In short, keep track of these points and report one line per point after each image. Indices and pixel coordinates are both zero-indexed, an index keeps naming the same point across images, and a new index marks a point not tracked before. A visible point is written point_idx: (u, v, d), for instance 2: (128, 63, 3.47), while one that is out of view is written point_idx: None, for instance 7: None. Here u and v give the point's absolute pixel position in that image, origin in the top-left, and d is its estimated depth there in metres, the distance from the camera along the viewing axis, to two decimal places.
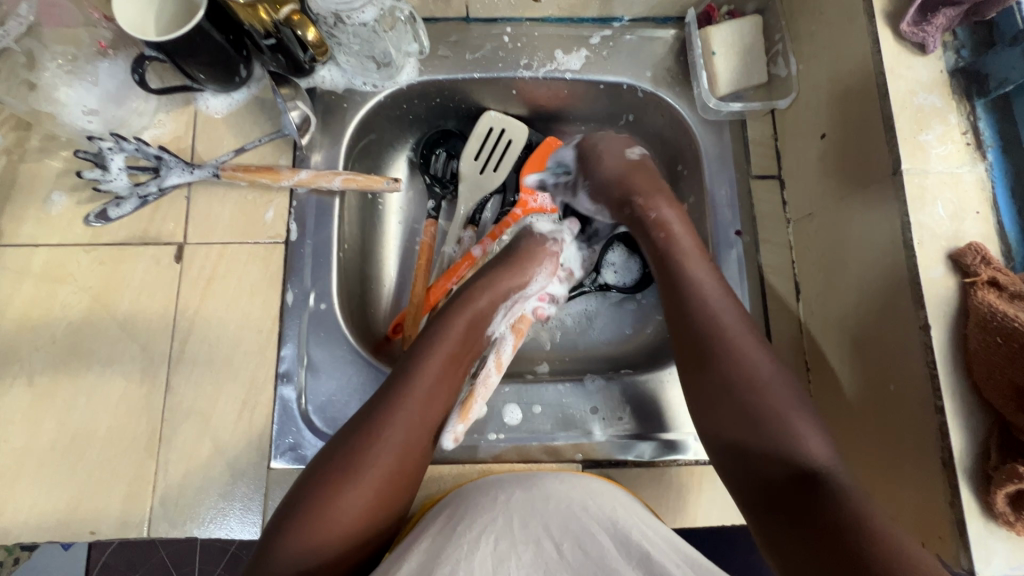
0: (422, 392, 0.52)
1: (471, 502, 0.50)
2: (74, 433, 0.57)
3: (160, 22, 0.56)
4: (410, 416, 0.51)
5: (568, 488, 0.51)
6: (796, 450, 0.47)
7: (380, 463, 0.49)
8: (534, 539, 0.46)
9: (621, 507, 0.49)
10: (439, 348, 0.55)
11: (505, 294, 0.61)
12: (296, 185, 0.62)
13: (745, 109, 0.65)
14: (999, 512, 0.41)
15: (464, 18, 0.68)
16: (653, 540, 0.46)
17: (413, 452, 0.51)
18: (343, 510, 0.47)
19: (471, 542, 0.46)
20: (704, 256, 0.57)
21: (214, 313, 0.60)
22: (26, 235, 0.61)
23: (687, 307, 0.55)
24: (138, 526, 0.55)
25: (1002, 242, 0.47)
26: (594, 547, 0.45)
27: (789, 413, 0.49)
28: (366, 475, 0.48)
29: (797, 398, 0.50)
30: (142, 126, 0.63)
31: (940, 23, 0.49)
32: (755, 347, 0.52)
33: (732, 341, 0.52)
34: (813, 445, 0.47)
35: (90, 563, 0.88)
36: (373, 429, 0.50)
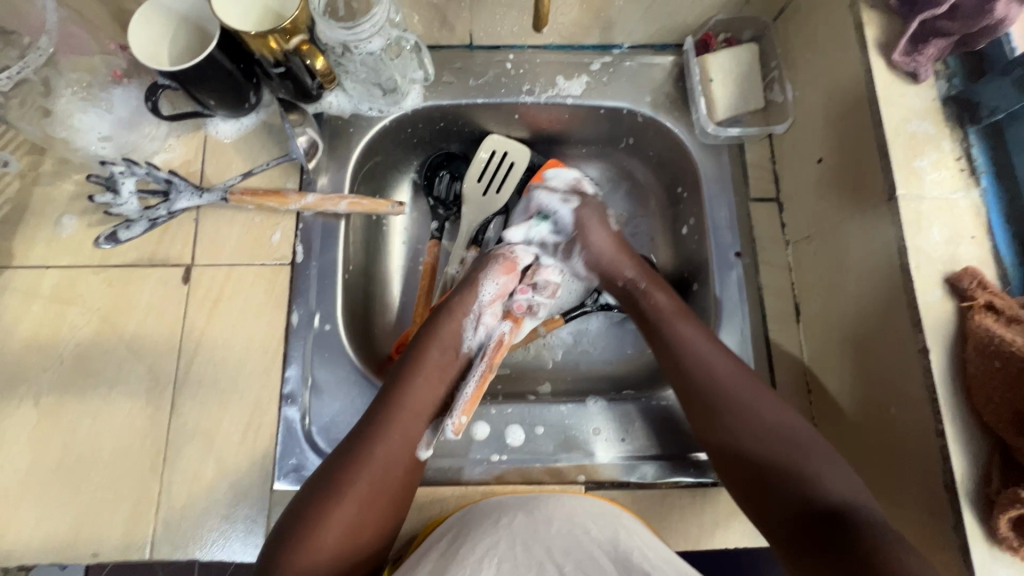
0: (389, 422, 0.53)
1: (475, 523, 0.51)
2: (80, 454, 0.57)
3: (174, 52, 0.58)
4: (387, 443, 0.52)
5: (572, 513, 0.52)
6: (816, 495, 0.48)
7: (359, 489, 0.49)
8: (537, 561, 0.47)
9: (623, 530, 0.50)
10: (417, 373, 0.56)
11: (468, 310, 0.62)
12: (303, 208, 0.63)
13: (743, 134, 0.67)
14: (1003, 537, 0.41)
15: (468, 46, 0.70)
16: (655, 561, 0.46)
17: (393, 478, 0.51)
18: (326, 539, 0.47)
19: (473, 565, 0.47)
20: (690, 316, 0.61)
21: (219, 335, 0.61)
22: (36, 257, 0.62)
23: (678, 358, 0.58)
24: (140, 548, 0.55)
25: (998, 266, 0.47)
26: (595, 568, 0.46)
27: (801, 453, 0.50)
28: (343, 503, 0.48)
29: (813, 440, 0.51)
30: (153, 150, 0.64)
31: (931, 53, 0.51)
32: (762, 395, 0.54)
33: (747, 402, 0.53)
34: (828, 479, 0.48)
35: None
36: (353, 459, 0.51)
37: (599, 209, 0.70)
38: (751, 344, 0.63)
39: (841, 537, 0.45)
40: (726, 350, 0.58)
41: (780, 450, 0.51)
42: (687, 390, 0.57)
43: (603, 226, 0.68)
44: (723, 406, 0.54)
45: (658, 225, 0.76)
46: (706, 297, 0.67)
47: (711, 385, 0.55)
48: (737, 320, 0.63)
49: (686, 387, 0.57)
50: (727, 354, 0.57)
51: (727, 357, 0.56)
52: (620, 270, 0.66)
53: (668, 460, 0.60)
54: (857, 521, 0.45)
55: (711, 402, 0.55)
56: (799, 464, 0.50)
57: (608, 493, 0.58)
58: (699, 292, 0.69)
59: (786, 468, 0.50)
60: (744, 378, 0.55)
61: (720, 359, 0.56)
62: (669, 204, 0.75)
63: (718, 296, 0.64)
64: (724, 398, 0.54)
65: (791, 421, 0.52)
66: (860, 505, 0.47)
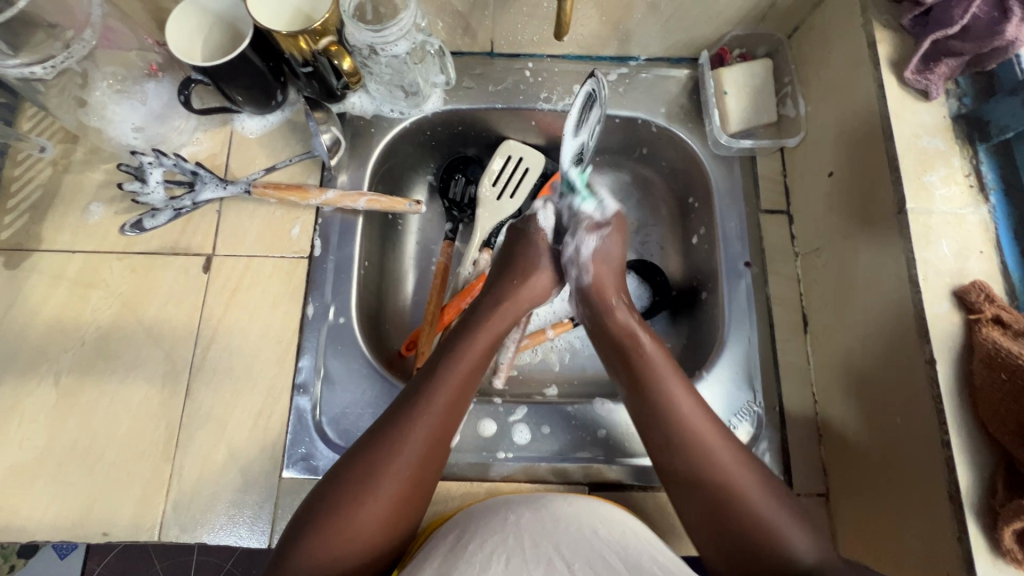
0: (440, 402, 0.53)
1: (480, 522, 0.51)
2: (95, 435, 0.58)
3: (207, 49, 0.60)
4: (428, 424, 0.51)
5: (578, 514, 0.52)
6: (790, 557, 0.46)
7: (400, 470, 0.49)
8: (546, 559, 0.46)
9: (630, 532, 0.50)
10: (467, 351, 0.56)
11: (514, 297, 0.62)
12: (323, 204, 0.65)
13: (756, 146, 0.68)
14: (1007, 549, 0.41)
15: (488, 53, 0.71)
16: (664, 565, 0.46)
17: (430, 461, 0.51)
18: (363, 517, 0.47)
19: (481, 563, 0.46)
20: (677, 370, 0.55)
21: (235, 324, 0.62)
22: (63, 242, 0.63)
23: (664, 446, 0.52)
24: (149, 530, 0.56)
25: (1006, 280, 0.48)
26: (605, 568, 0.45)
27: (771, 524, 0.47)
28: (386, 482, 0.49)
29: (781, 504, 0.48)
30: (181, 143, 0.66)
31: (943, 72, 0.52)
32: (729, 447, 0.51)
33: (716, 463, 0.49)
34: (800, 546, 0.46)
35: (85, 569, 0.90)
36: (393, 439, 0.50)
37: (590, 255, 0.61)
38: (757, 352, 0.63)
39: None
40: (708, 415, 0.53)
41: (748, 528, 0.47)
42: (659, 443, 0.52)
43: (622, 243, 0.64)
44: (690, 458, 0.50)
45: (669, 235, 0.77)
46: (714, 306, 0.68)
47: (684, 444, 0.51)
48: (745, 330, 0.64)
49: (654, 442, 0.52)
50: (709, 424, 0.52)
51: (699, 408, 0.52)
52: (608, 293, 0.60)
53: None
54: None
55: (682, 446, 0.51)
56: (769, 530, 0.47)
57: (613, 494, 0.59)
58: (707, 299, 0.70)
59: (758, 543, 0.47)
60: (718, 440, 0.51)
61: (690, 410, 0.52)
62: (680, 214, 0.76)
63: (726, 305, 0.65)
64: (698, 459, 0.50)
65: (768, 491, 0.49)
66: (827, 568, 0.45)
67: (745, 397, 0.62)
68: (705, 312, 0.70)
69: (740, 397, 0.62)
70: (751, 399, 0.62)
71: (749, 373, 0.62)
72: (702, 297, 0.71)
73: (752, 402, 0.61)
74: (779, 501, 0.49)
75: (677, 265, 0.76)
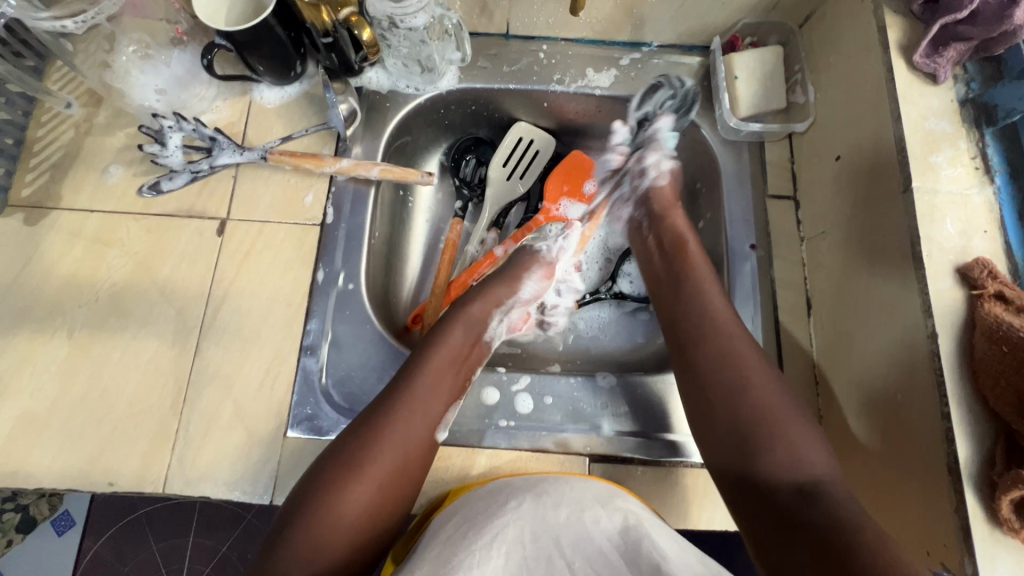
0: (419, 391, 0.55)
1: (480, 505, 0.52)
2: (105, 387, 0.59)
3: (231, 16, 0.61)
4: (410, 411, 0.54)
5: (578, 496, 0.52)
6: (798, 463, 0.48)
7: (384, 456, 0.51)
8: (547, 556, 0.49)
9: (633, 515, 0.50)
10: (444, 348, 0.58)
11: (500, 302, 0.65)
12: (337, 172, 0.66)
13: (764, 131, 0.69)
14: (1004, 519, 0.42)
15: (504, 34, 0.73)
16: (668, 551, 0.47)
17: (411, 450, 0.53)
18: (344, 512, 0.48)
19: (482, 553, 0.48)
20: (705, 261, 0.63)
21: (247, 286, 0.63)
22: (82, 201, 0.65)
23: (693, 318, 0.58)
24: (154, 482, 0.57)
25: (1010, 260, 0.49)
26: (606, 565, 0.48)
27: (779, 427, 0.50)
28: (367, 470, 0.50)
29: (802, 420, 0.50)
30: (200, 110, 0.68)
31: (951, 56, 0.53)
32: (749, 347, 0.55)
33: (731, 353, 0.54)
34: (810, 453, 0.48)
35: (82, 550, 0.93)
36: (372, 427, 0.52)
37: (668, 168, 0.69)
38: (761, 334, 0.64)
39: (808, 509, 0.45)
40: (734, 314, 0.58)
41: (751, 423, 0.51)
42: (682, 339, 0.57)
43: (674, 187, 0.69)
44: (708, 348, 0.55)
45: None
46: (719, 288, 0.69)
47: (703, 336, 0.56)
48: (749, 311, 0.65)
49: (679, 337, 0.58)
50: (734, 324, 0.57)
51: (728, 310, 0.58)
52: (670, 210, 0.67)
53: (671, 442, 0.60)
54: (829, 498, 0.45)
55: (699, 338, 0.56)
56: (779, 435, 0.49)
57: (613, 468, 0.59)
58: None
59: (763, 434, 0.50)
60: (743, 336, 0.55)
61: (721, 310, 0.58)
62: (687, 200, 0.77)
63: (732, 286, 0.66)
64: (716, 343, 0.55)
65: (777, 391, 0.52)
66: (830, 481, 0.47)
67: None
68: None
69: None
70: None
71: None
72: None
73: None
74: (791, 407, 0.51)
75: None
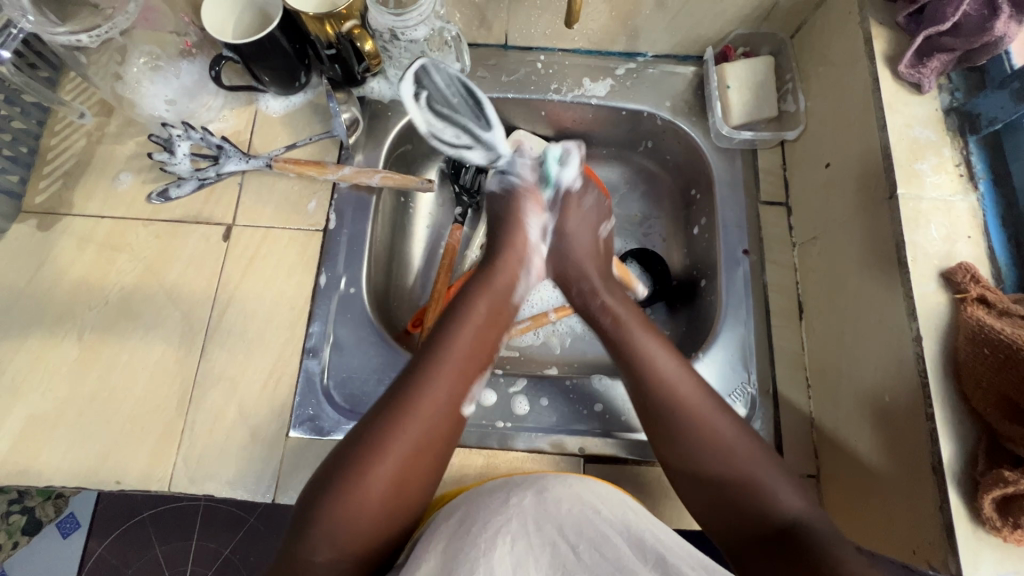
0: (448, 365, 0.53)
1: (484, 503, 0.52)
2: (114, 388, 0.61)
3: (238, 29, 0.64)
4: (434, 387, 0.52)
5: (578, 492, 0.53)
6: (774, 511, 0.48)
7: (413, 429, 0.50)
8: (551, 542, 0.49)
9: (632, 513, 0.51)
10: (470, 320, 0.56)
11: (526, 265, 0.62)
12: (339, 179, 0.68)
13: (756, 139, 0.70)
14: (987, 517, 0.43)
15: (503, 45, 0.75)
16: (668, 544, 0.48)
17: (439, 425, 0.51)
18: (374, 484, 0.48)
19: (486, 546, 0.48)
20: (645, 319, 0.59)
21: (251, 290, 0.65)
22: (93, 207, 0.67)
23: (637, 373, 0.55)
24: (159, 481, 0.58)
25: (993, 265, 0.50)
26: (611, 550, 0.48)
27: (753, 472, 0.50)
28: (395, 444, 0.49)
29: (769, 464, 0.51)
30: (208, 119, 0.70)
31: (935, 66, 0.54)
32: (696, 397, 0.53)
33: (678, 408, 0.53)
34: (783, 496, 0.49)
35: (86, 551, 0.95)
36: (395, 406, 0.51)
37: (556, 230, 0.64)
38: (754, 338, 0.65)
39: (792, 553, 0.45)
40: (674, 356, 0.56)
41: (726, 479, 0.50)
42: (640, 398, 0.55)
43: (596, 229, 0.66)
44: (663, 403, 0.53)
45: (670, 226, 0.80)
46: (713, 292, 0.70)
47: (655, 391, 0.54)
48: (742, 314, 0.65)
49: (637, 396, 0.55)
50: (675, 369, 0.55)
51: (667, 355, 0.56)
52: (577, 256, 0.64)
53: None
54: (807, 536, 0.46)
55: (648, 393, 0.54)
56: (750, 487, 0.49)
57: (608, 468, 0.60)
58: (706, 287, 0.72)
59: (739, 487, 0.50)
60: (688, 386, 0.53)
61: (653, 354, 0.55)
62: (682, 206, 0.79)
63: (725, 290, 0.67)
64: (664, 399, 0.53)
65: (740, 436, 0.51)
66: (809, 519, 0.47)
67: (740, 378, 0.63)
68: (704, 298, 0.72)
69: (735, 378, 0.63)
70: (746, 380, 0.63)
71: (744, 356, 0.64)
72: (702, 285, 0.73)
73: (747, 382, 0.63)
74: (756, 450, 0.51)
75: (678, 256, 0.78)
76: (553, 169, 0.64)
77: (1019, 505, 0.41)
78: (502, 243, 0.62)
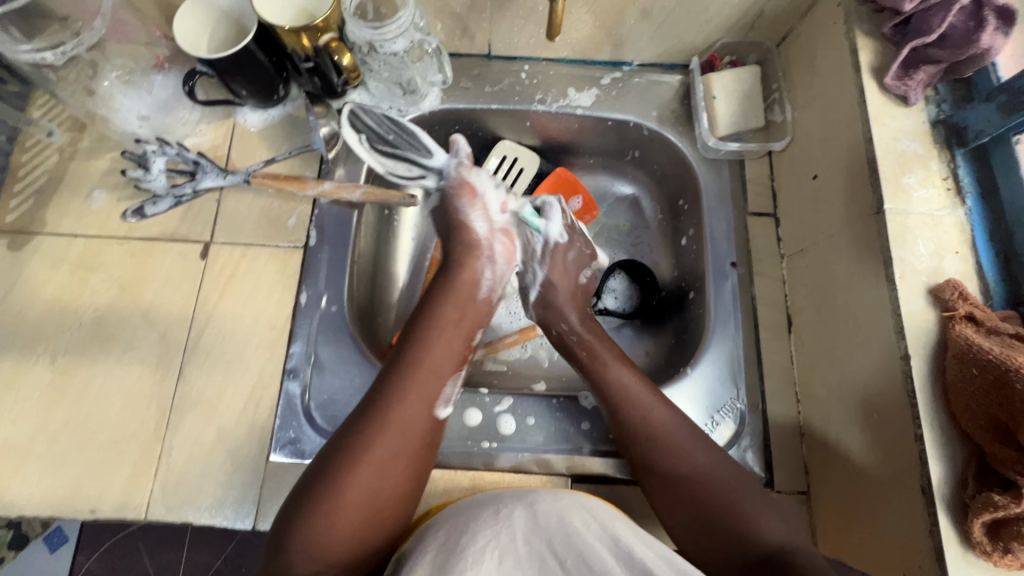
0: (415, 378, 0.55)
1: (471, 517, 0.51)
2: (88, 413, 0.59)
3: (213, 43, 0.62)
4: (405, 402, 0.53)
5: (567, 508, 0.51)
6: (753, 538, 0.49)
7: (385, 442, 0.51)
8: (539, 557, 0.47)
9: (618, 529, 0.49)
10: (438, 332, 0.59)
11: (480, 255, 0.64)
12: (320, 194, 0.66)
13: (743, 150, 0.69)
14: (977, 542, 0.42)
15: (486, 55, 0.73)
16: (656, 561, 0.46)
17: (412, 438, 0.53)
18: (349, 502, 0.48)
19: (473, 558, 0.46)
20: (626, 362, 0.61)
21: (230, 310, 0.63)
22: (65, 226, 0.65)
23: (615, 404, 0.58)
24: (136, 509, 0.57)
25: (981, 281, 0.49)
26: (594, 558, 0.46)
27: (733, 500, 0.51)
28: (367, 458, 0.50)
29: (750, 492, 0.52)
30: (184, 134, 0.68)
31: (921, 78, 0.54)
32: (677, 427, 0.56)
33: (659, 435, 0.55)
34: (765, 525, 0.49)
35: (74, 566, 0.92)
36: (369, 420, 0.52)
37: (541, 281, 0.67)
38: (742, 352, 0.64)
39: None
40: (652, 389, 0.58)
41: (705, 506, 0.52)
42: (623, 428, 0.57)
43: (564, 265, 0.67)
44: (642, 431, 0.56)
45: (658, 237, 0.79)
46: (701, 305, 0.69)
47: (641, 423, 0.56)
48: (730, 327, 0.64)
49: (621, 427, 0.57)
50: (656, 400, 0.57)
51: (644, 387, 0.58)
52: (562, 312, 0.66)
53: None
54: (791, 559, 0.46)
55: (630, 423, 0.56)
56: (732, 516, 0.50)
57: (596, 488, 0.60)
58: (695, 299, 0.71)
59: (720, 513, 0.51)
60: (665, 416, 0.56)
61: (631, 386, 0.58)
62: (670, 216, 0.78)
63: (713, 304, 0.65)
64: (648, 429, 0.56)
65: (717, 464, 0.53)
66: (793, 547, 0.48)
67: (729, 394, 0.62)
68: (693, 311, 0.71)
69: (724, 393, 0.62)
70: (735, 396, 0.62)
71: (733, 371, 0.63)
72: (690, 297, 0.72)
73: (736, 398, 0.62)
74: (735, 479, 0.53)
75: (666, 267, 0.77)
76: (536, 223, 0.66)
77: (1008, 530, 0.40)
78: (456, 255, 0.64)
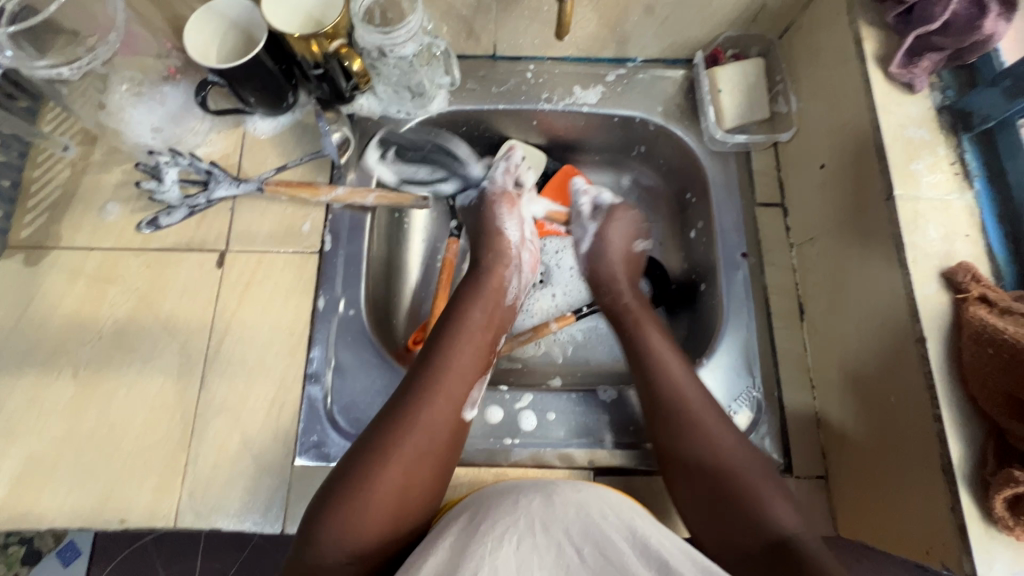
0: (444, 381, 0.56)
1: (493, 505, 0.51)
2: (113, 424, 0.60)
3: (222, 52, 0.62)
4: (433, 403, 0.54)
5: (585, 497, 0.51)
6: (765, 522, 0.48)
7: (416, 441, 0.52)
8: (556, 543, 0.46)
9: (637, 516, 0.50)
10: (464, 335, 0.59)
11: (508, 264, 0.67)
12: (333, 200, 0.67)
13: (750, 142, 0.70)
14: (999, 517, 0.43)
15: (492, 56, 0.74)
16: (671, 549, 0.46)
17: (439, 438, 0.53)
18: (376, 502, 0.49)
19: (494, 543, 0.46)
20: (665, 338, 0.62)
21: (249, 317, 0.64)
22: (81, 239, 0.66)
23: (649, 376, 0.59)
24: (165, 517, 0.57)
25: (992, 262, 0.50)
26: (613, 552, 0.46)
27: (752, 491, 0.50)
28: (395, 458, 0.50)
29: (768, 482, 0.51)
30: (195, 144, 0.69)
31: (926, 66, 0.55)
32: (708, 413, 0.55)
33: (692, 414, 0.55)
34: (779, 512, 0.49)
35: None
36: (398, 421, 0.53)
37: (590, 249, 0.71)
38: (756, 341, 0.65)
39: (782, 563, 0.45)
40: (688, 371, 0.59)
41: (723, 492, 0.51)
42: (653, 408, 0.57)
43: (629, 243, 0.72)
44: (671, 411, 0.56)
45: (667, 230, 0.80)
46: (713, 297, 0.70)
47: (672, 402, 0.56)
48: (744, 317, 0.65)
49: (650, 405, 0.57)
50: (691, 385, 0.57)
51: (683, 371, 0.58)
52: (617, 276, 0.69)
53: None
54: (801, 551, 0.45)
55: (664, 404, 0.56)
56: (749, 504, 0.49)
57: (617, 479, 0.60)
58: (706, 291, 0.72)
59: (738, 498, 0.50)
60: (699, 399, 0.56)
61: (668, 367, 0.58)
62: (678, 210, 0.79)
63: (725, 295, 0.66)
64: (679, 411, 0.56)
65: (743, 450, 0.53)
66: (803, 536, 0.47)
67: (745, 383, 0.63)
68: (704, 302, 0.72)
69: (740, 383, 0.63)
70: (751, 385, 0.63)
71: (748, 360, 0.63)
72: (701, 289, 0.73)
73: (752, 387, 0.63)
74: (755, 468, 0.52)
75: (676, 260, 0.78)
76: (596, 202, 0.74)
77: None
78: (485, 263, 0.67)
